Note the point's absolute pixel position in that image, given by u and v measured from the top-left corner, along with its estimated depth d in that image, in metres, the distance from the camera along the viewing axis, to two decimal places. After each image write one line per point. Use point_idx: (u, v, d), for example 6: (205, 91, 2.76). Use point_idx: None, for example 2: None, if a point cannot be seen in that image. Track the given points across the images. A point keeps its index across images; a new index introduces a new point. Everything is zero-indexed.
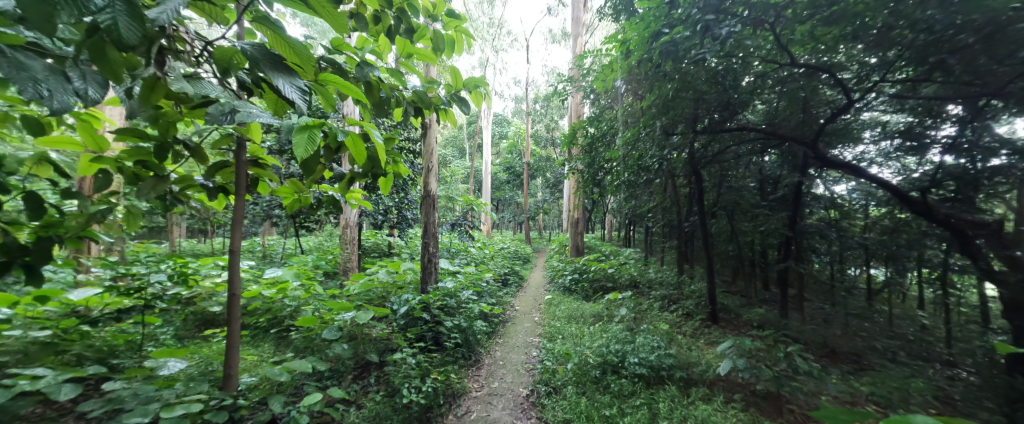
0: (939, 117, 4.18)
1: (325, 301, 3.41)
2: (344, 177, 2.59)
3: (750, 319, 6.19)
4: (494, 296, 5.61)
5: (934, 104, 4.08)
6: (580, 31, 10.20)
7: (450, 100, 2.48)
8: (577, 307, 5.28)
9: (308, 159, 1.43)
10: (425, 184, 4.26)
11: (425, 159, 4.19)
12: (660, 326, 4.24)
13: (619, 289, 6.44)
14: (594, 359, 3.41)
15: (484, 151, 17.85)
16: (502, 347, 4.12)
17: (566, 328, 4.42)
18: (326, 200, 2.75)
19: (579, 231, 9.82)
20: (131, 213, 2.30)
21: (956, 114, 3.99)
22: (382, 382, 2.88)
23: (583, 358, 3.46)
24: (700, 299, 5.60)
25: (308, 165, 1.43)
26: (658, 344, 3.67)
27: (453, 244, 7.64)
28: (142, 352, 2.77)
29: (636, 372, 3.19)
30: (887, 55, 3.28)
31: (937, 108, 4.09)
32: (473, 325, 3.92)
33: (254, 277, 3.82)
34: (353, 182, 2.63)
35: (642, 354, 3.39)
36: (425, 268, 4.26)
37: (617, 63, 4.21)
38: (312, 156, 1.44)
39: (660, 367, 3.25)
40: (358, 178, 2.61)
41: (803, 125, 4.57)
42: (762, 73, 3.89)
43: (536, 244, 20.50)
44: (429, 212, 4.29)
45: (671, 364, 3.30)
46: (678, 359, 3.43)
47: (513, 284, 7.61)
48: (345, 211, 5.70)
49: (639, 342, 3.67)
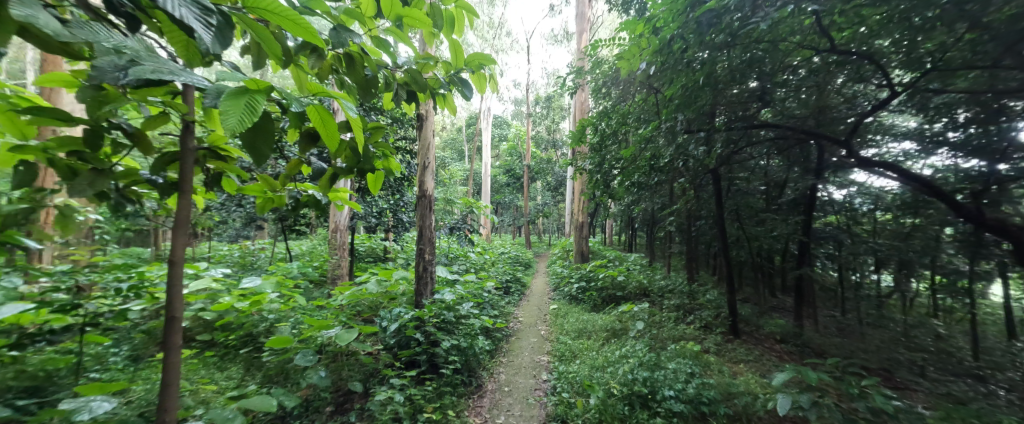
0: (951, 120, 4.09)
1: (306, 317, 2.99)
2: (325, 173, 2.22)
3: (772, 332, 5.79)
4: (496, 307, 5.20)
5: (954, 102, 3.80)
6: (585, 26, 9.89)
7: (452, 83, 2.09)
8: (587, 319, 4.88)
9: (256, 142, 1.06)
10: (419, 184, 3.80)
11: (421, 157, 3.75)
12: (685, 345, 3.82)
13: (630, 299, 6.02)
14: (619, 390, 2.99)
15: (484, 154, 17.47)
16: (507, 368, 3.71)
17: (577, 345, 4.03)
18: (304, 200, 2.35)
19: (584, 236, 9.42)
20: (65, 214, 1.87)
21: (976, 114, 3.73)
22: (365, 419, 2.47)
23: (606, 388, 3.03)
24: (717, 309, 5.23)
25: (257, 151, 1.06)
26: (686, 369, 3.26)
27: (451, 249, 7.26)
28: (85, 380, 2.36)
29: (673, 410, 2.75)
30: (941, 40, 2.94)
31: (957, 107, 3.82)
32: (475, 343, 3.50)
33: (229, 287, 3.40)
34: (336, 179, 2.27)
35: (677, 385, 2.98)
36: (420, 278, 3.75)
37: (634, 52, 3.85)
38: (262, 139, 1.07)
39: (700, 402, 2.83)
40: (342, 174, 2.26)
41: (831, 122, 4.25)
42: (796, 62, 3.54)
43: (536, 249, 20.10)
44: (424, 216, 3.81)
45: (712, 398, 2.87)
46: (717, 389, 3.00)
47: (515, 293, 7.18)
48: (335, 215, 5.31)
49: (668, 368, 3.25)
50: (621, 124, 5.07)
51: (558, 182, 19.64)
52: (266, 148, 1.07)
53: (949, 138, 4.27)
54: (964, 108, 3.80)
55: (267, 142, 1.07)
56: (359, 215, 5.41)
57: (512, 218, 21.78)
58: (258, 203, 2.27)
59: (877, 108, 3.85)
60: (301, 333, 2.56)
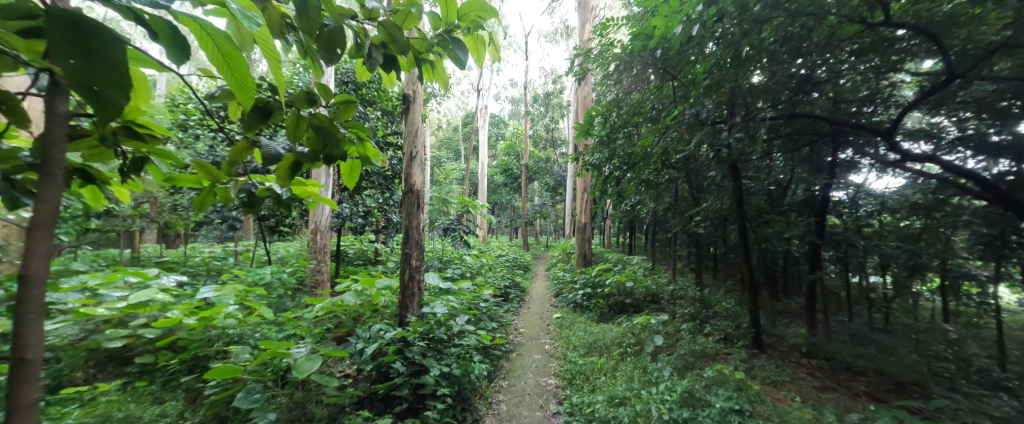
0: (961, 118, 3.81)
1: (266, 339, 2.52)
2: (282, 160, 1.76)
3: (795, 344, 5.37)
4: (495, 317, 4.74)
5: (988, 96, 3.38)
6: (589, 16, 9.45)
7: (442, 47, 1.62)
8: (594, 331, 4.43)
9: (96, 80, 0.48)
10: (405, 179, 3.32)
11: (407, 147, 3.28)
12: (717, 367, 3.36)
13: (639, 307, 5.59)
14: None
15: (482, 153, 16.99)
16: (508, 395, 3.25)
17: (587, 365, 3.58)
18: (258, 195, 1.88)
19: (586, 238, 8.98)
20: None
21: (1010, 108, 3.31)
22: None
23: None
24: (735, 319, 4.82)
25: (106, 101, 0.48)
26: (731, 404, 2.78)
27: (445, 252, 6.81)
28: None
29: None
30: (1012, 16, 2.54)
31: (990, 102, 3.41)
32: (469, 364, 3.04)
33: (183, 296, 2.93)
34: (297, 168, 1.82)
35: None
36: (406, 289, 3.30)
37: (655, 30, 3.41)
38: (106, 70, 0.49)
39: None
40: (305, 161, 1.81)
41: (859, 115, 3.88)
42: (837, 42, 3.12)
43: (535, 250, 19.69)
44: (412, 216, 3.34)
45: None
46: None
47: (514, 300, 6.68)
48: (316, 214, 4.80)
49: (718, 406, 2.75)
50: (633, 115, 4.63)
51: (557, 183, 19.16)
52: (122, 93, 0.50)
53: (950, 136, 4.02)
54: (972, 111, 3.62)
55: (116, 76, 0.50)
56: (342, 215, 4.92)
57: (510, 219, 21.39)
58: (198, 200, 1.78)
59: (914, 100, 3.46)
60: (254, 358, 2.15)
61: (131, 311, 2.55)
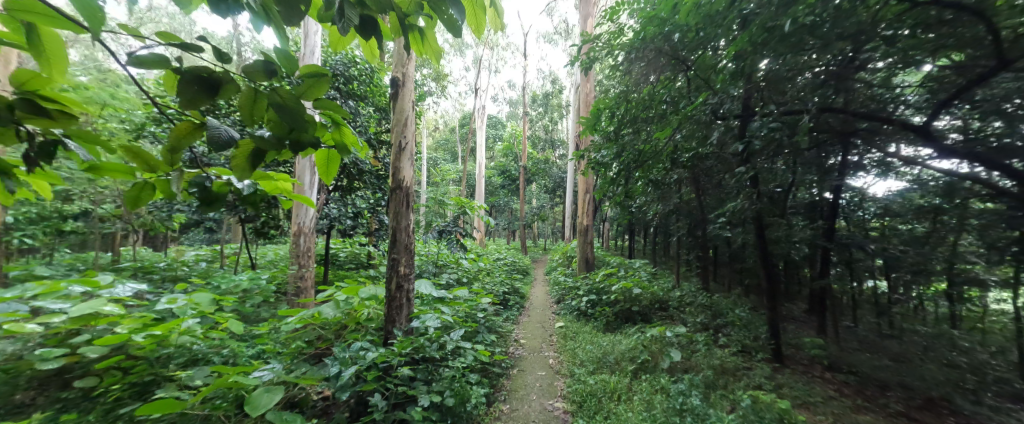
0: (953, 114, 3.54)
1: (220, 363, 2.14)
2: (240, 147, 1.42)
3: (814, 356, 5.07)
4: (493, 327, 4.40)
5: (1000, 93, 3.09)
6: (592, 11, 9.11)
7: (436, 7, 1.30)
8: (602, 343, 4.10)
9: None
10: (393, 175, 2.99)
11: (395, 137, 2.95)
12: (744, 390, 3.03)
13: (646, 315, 5.27)
14: None
15: (479, 154, 16.62)
16: (510, 421, 2.92)
17: (595, 385, 3.26)
18: (216, 192, 1.55)
19: (588, 241, 8.65)
20: None
21: (1014, 111, 3.09)
22: None
23: None
24: (749, 329, 4.53)
25: None
26: None
27: (441, 256, 6.49)
28: None
29: None
30: None
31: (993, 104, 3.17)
32: (463, 391, 2.74)
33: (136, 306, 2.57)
34: (260, 157, 1.48)
35: None
36: (392, 301, 2.97)
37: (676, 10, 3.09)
38: None
39: None
40: (267, 148, 1.47)
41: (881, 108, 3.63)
42: (875, 24, 2.85)
43: (533, 254, 19.41)
44: (401, 217, 3.00)
45: None
46: None
47: (514, 308, 6.34)
48: (299, 215, 4.44)
49: None
50: (643, 109, 4.32)
51: (555, 185, 18.90)
52: None
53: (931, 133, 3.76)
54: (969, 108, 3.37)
55: None
56: (328, 216, 4.57)
57: (507, 222, 21.12)
58: (130, 195, 1.41)
59: (944, 96, 3.20)
60: (200, 389, 1.80)
61: (80, 325, 2.18)
